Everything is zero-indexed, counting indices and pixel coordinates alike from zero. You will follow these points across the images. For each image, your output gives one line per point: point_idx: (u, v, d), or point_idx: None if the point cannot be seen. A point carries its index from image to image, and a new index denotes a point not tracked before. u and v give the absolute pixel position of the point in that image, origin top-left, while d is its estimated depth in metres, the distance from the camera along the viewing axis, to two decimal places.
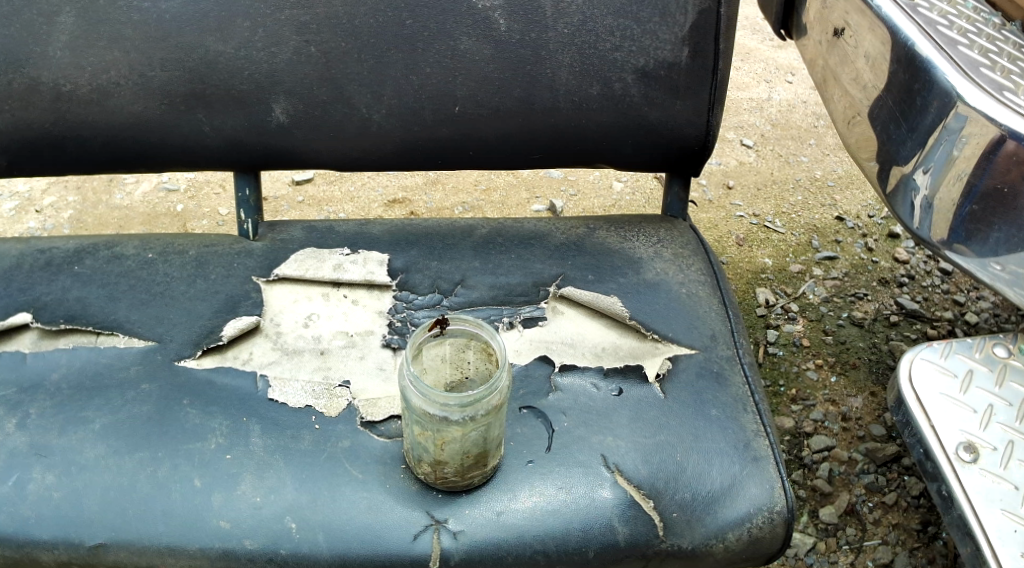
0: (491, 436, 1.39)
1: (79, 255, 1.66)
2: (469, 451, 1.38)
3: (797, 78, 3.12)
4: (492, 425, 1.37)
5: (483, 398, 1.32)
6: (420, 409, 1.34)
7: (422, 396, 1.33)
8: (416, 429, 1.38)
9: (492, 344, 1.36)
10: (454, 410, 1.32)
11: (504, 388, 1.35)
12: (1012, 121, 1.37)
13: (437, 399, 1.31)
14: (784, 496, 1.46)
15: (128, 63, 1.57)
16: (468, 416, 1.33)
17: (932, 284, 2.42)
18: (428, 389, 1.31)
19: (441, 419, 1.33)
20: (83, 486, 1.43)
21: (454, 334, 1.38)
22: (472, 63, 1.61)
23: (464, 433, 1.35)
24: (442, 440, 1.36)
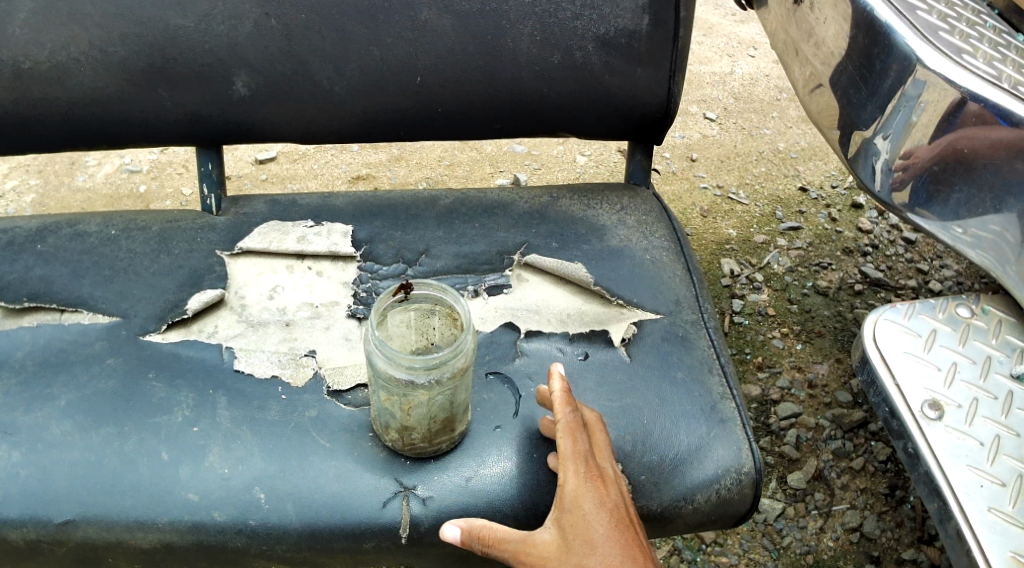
0: (457, 401, 1.40)
1: (41, 234, 1.64)
2: (436, 416, 1.39)
3: (759, 52, 3.13)
4: (459, 390, 1.38)
5: (449, 361, 1.32)
6: (385, 373, 1.34)
7: (388, 360, 1.32)
8: (382, 394, 1.38)
9: (456, 308, 1.36)
10: (420, 373, 1.32)
11: (470, 352, 1.35)
12: (971, 83, 1.39)
13: (403, 362, 1.30)
14: (751, 458, 1.48)
15: (88, 38, 1.56)
16: (434, 379, 1.33)
17: (896, 253, 2.45)
18: (393, 351, 1.30)
19: (407, 384, 1.33)
20: (49, 462, 1.42)
21: (419, 298, 1.38)
22: (432, 33, 1.61)
23: (430, 397, 1.36)
24: (408, 405, 1.37)
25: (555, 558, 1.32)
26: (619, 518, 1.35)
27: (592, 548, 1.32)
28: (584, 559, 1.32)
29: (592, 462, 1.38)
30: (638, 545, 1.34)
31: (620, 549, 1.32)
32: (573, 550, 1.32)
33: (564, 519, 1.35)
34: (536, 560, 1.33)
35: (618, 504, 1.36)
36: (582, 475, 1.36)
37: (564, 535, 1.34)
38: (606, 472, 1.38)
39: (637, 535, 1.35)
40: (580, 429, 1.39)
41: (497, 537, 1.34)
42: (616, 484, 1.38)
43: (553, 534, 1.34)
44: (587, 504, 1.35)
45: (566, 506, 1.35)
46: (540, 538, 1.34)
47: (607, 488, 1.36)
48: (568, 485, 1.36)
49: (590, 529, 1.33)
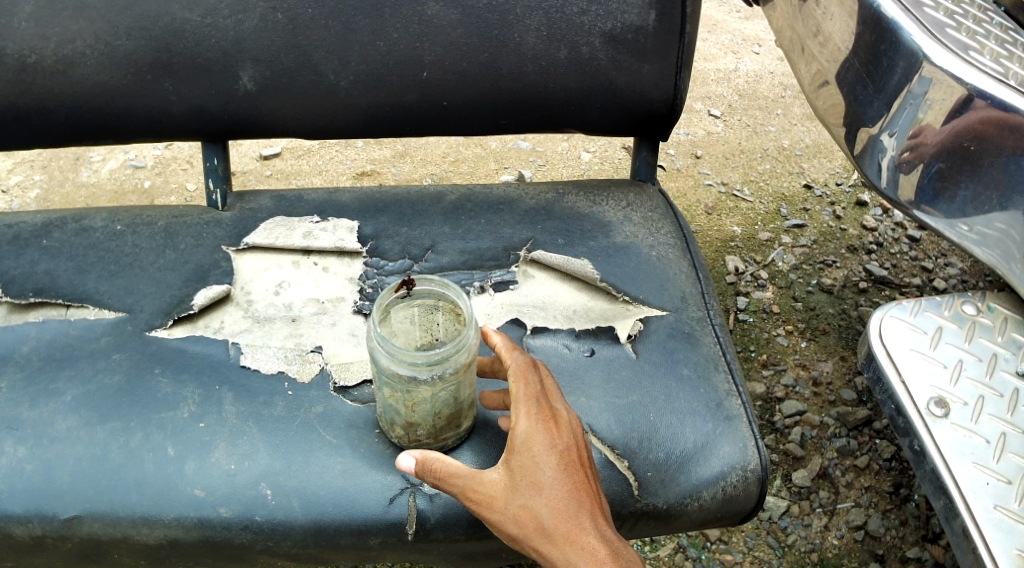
0: (462, 397, 1.39)
1: (46, 229, 1.64)
2: (440, 411, 1.39)
3: (763, 49, 3.13)
4: (463, 386, 1.38)
5: (451, 356, 1.31)
6: (388, 369, 1.33)
7: (390, 357, 1.31)
8: (385, 391, 1.38)
9: (459, 303, 1.36)
10: (423, 370, 1.31)
11: (473, 348, 1.34)
12: (978, 79, 1.38)
13: (405, 358, 1.30)
14: (757, 455, 1.47)
15: (94, 32, 1.56)
16: (437, 375, 1.33)
17: (900, 252, 2.45)
18: (396, 348, 1.29)
19: (411, 380, 1.33)
20: (54, 458, 1.41)
21: (421, 293, 1.37)
22: (438, 28, 1.60)
23: (434, 393, 1.35)
24: (412, 401, 1.37)
25: (502, 498, 1.31)
26: (569, 460, 1.32)
27: (539, 490, 1.30)
28: (529, 501, 1.30)
29: (544, 404, 1.35)
30: (586, 487, 1.32)
31: (567, 492, 1.30)
32: (520, 491, 1.30)
33: (513, 459, 1.32)
34: (483, 498, 1.31)
35: (569, 446, 1.33)
36: (533, 416, 1.33)
37: (512, 475, 1.31)
38: (559, 413, 1.35)
39: (587, 477, 1.33)
40: (531, 371, 1.37)
41: (447, 472, 1.33)
42: (569, 426, 1.35)
43: (501, 474, 1.32)
44: (538, 446, 1.31)
45: (517, 448, 1.32)
46: (488, 476, 1.32)
47: (559, 430, 1.33)
48: (518, 426, 1.32)
49: (539, 471, 1.31)
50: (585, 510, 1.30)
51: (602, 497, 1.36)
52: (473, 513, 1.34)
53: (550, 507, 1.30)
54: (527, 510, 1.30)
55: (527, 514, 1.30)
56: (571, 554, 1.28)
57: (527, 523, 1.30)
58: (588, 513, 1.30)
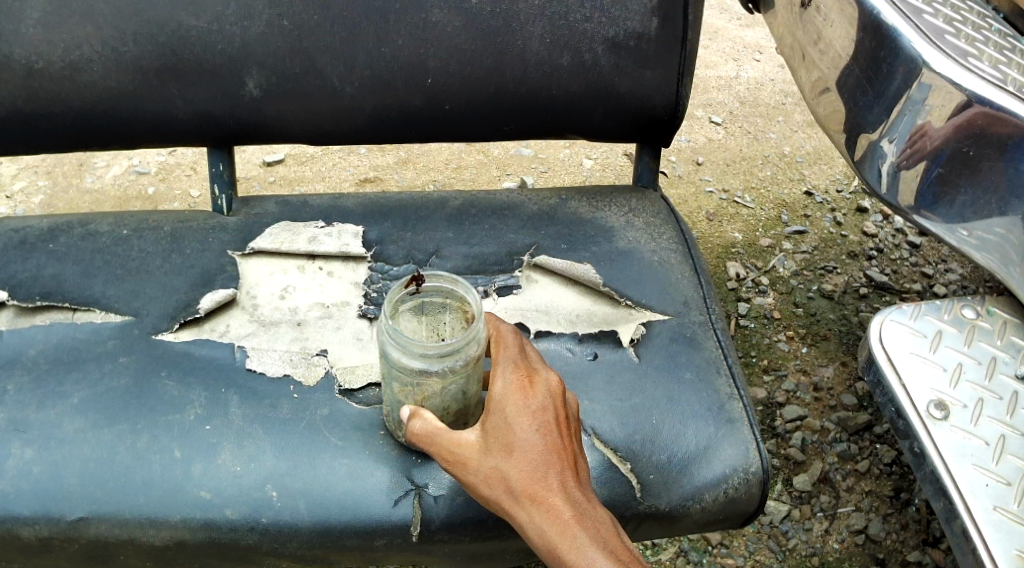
0: (470, 392, 1.41)
1: (53, 233, 1.66)
2: (450, 406, 1.40)
3: (764, 56, 3.15)
4: (471, 380, 1.39)
5: (461, 348, 1.33)
6: (397, 362, 1.34)
7: (400, 349, 1.33)
8: (396, 386, 1.39)
9: (467, 298, 1.37)
10: (434, 361, 1.32)
11: (482, 340, 1.36)
12: (977, 86, 1.40)
13: (415, 350, 1.31)
14: (759, 457, 1.48)
15: (101, 38, 1.57)
16: (446, 368, 1.34)
17: (901, 258, 2.46)
18: (407, 340, 1.31)
19: (421, 372, 1.34)
20: (62, 459, 1.43)
21: (429, 289, 1.39)
22: (443, 34, 1.62)
23: (443, 385, 1.37)
24: (423, 395, 1.38)
25: (475, 458, 1.33)
26: (542, 422, 1.33)
27: (510, 453, 1.31)
28: (500, 463, 1.31)
29: (522, 366, 1.37)
30: (560, 449, 1.33)
31: (537, 454, 1.31)
32: (492, 452, 1.32)
33: (487, 421, 1.33)
34: (459, 459, 1.34)
35: (543, 407, 1.34)
36: (508, 378, 1.35)
37: (486, 436, 1.33)
38: (537, 375, 1.36)
39: (562, 437, 1.33)
40: (511, 336, 1.40)
41: (426, 432, 1.36)
42: (546, 387, 1.35)
43: (476, 436, 1.34)
44: (511, 407, 1.33)
45: (491, 410, 1.34)
46: (464, 437, 1.34)
47: (534, 391, 1.34)
48: (495, 387, 1.35)
49: (510, 433, 1.32)
50: (554, 472, 1.31)
51: (581, 458, 1.36)
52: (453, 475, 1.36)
53: (519, 469, 1.31)
54: (498, 471, 1.31)
55: (497, 476, 1.31)
56: (537, 515, 1.29)
57: (497, 484, 1.32)
58: (557, 474, 1.31)
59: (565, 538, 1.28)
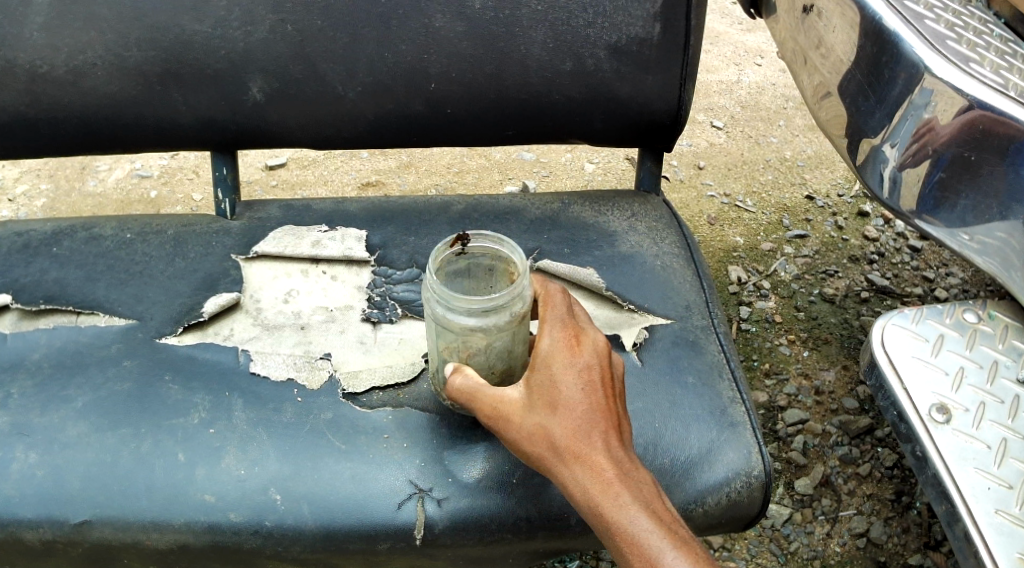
0: (516, 354, 1.41)
1: (57, 237, 1.66)
2: (495, 366, 1.41)
3: (765, 61, 3.16)
4: (517, 340, 1.39)
5: (506, 304, 1.33)
6: (443, 318, 1.36)
7: (445, 305, 1.34)
8: (441, 344, 1.40)
9: (512, 257, 1.39)
10: (478, 318, 1.33)
11: (528, 299, 1.37)
12: (978, 90, 1.40)
13: (460, 305, 1.32)
14: (761, 461, 1.48)
15: (105, 43, 1.58)
16: (491, 324, 1.35)
17: (902, 261, 2.47)
18: (451, 295, 1.32)
19: (466, 328, 1.35)
20: (66, 462, 1.43)
21: (476, 249, 1.41)
22: (447, 40, 1.62)
23: (488, 343, 1.37)
24: (467, 352, 1.39)
25: (518, 415, 1.33)
26: (587, 380, 1.32)
27: (554, 410, 1.31)
28: (544, 420, 1.31)
29: (570, 324, 1.36)
30: (606, 408, 1.32)
31: (582, 412, 1.31)
32: (536, 409, 1.32)
33: (532, 377, 1.33)
34: (502, 415, 1.34)
35: (590, 365, 1.33)
36: (555, 335, 1.35)
37: (531, 393, 1.33)
38: (584, 334, 1.36)
39: (608, 396, 1.33)
40: (559, 295, 1.39)
41: (466, 388, 1.36)
42: (594, 346, 1.35)
43: (520, 393, 1.34)
44: (557, 365, 1.33)
45: (537, 366, 1.33)
46: (508, 394, 1.34)
47: (581, 349, 1.34)
48: (541, 344, 1.34)
49: (555, 390, 1.32)
50: (598, 430, 1.31)
51: (625, 417, 1.35)
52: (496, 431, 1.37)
53: (563, 426, 1.30)
54: (541, 428, 1.31)
55: (541, 433, 1.31)
56: (579, 473, 1.29)
57: (541, 441, 1.31)
58: (602, 433, 1.30)
59: (607, 498, 1.28)
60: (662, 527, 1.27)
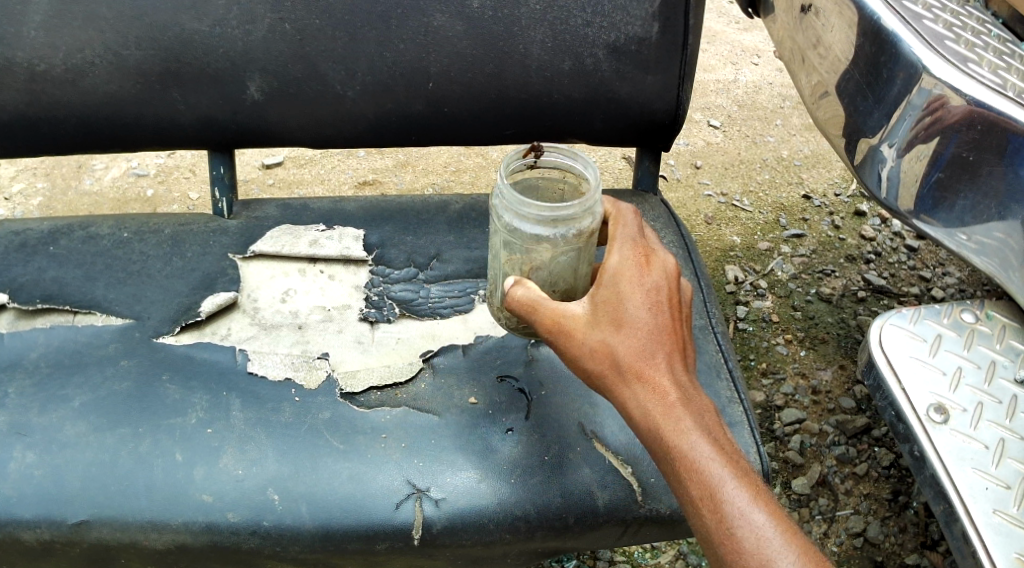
0: (580, 273, 1.41)
1: (54, 236, 1.65)
2: (557, 283, 1.41)
3: (762, 60, 3.16)
4: (583, 258, 1.39)
5: (576, 216, 1.34)
6: (509, 226, 1.36)
7: (513, 212, 1.35)
8: (504, 257, 1.40)
9: (585, 173, 1.39)
10: (545, 227, 1.33)
11: (598, 216, 1.37)
12: (977, 90, 1.39)
13: (528, 211, 1.33)
14: (759, 461, 1.48)
15: (104, 42, 1.57)
16: (558, 237, 1.35)
17: (899, 261, 2.47)
18: (521, 200, 1.33)
19: (532, 237, 1.35)
20: (64, 462, 1.42)
21: (547, 164, 1.42)
22: (447, 39, 1.62)
23: (553, 257, 1.37)
24: (529, 267, 1.39)
25: (582, 330, 1.33)
26: (655, 300, 1.33)
27: (619, 327, 1.32)
28: (608, 336, 1.32)
29: (641, 245, 1.38)
30: (672, 330, 1.33)
31: (648, 330, 1.32)
32: (600, 326, 1.33)
33: (599, 293, 1.34)
34: (564, 330, 1.33)
35: (658, 285, 1.34)
36: (625, 254, 1.36)
37: (595, 309, 1.34)
38: (653, 256, 1.37)
39: (673, 319, 1.34)
40: (630, 216, 1.42)
41: (526, 300, 1.35)
42: (662, 268, 1.36)
43: (585, 308, 1.34)
44: (625, 283, 1.34)
45: (604, 282, 1.34)
46: (571, 309, 1.34)
47: (650, 270, 1.35)
48: (611, 260, 1.35)
49: (621, 308, 1.32)
50: (663, 350, 1.32)
51: (687, 344, 1.36)
52: (553, 347, 1.36)
53: (628, 343, 1.31)
54: (605, 344, 1.32)
55: (604, 349, 1.32)
56: (640, 392, 1.30)
57: (603, 358, 1.32)
58: (666, 353, 1.32)
59: (668, 419, 1.29)
60: (721, 452, 1.27)
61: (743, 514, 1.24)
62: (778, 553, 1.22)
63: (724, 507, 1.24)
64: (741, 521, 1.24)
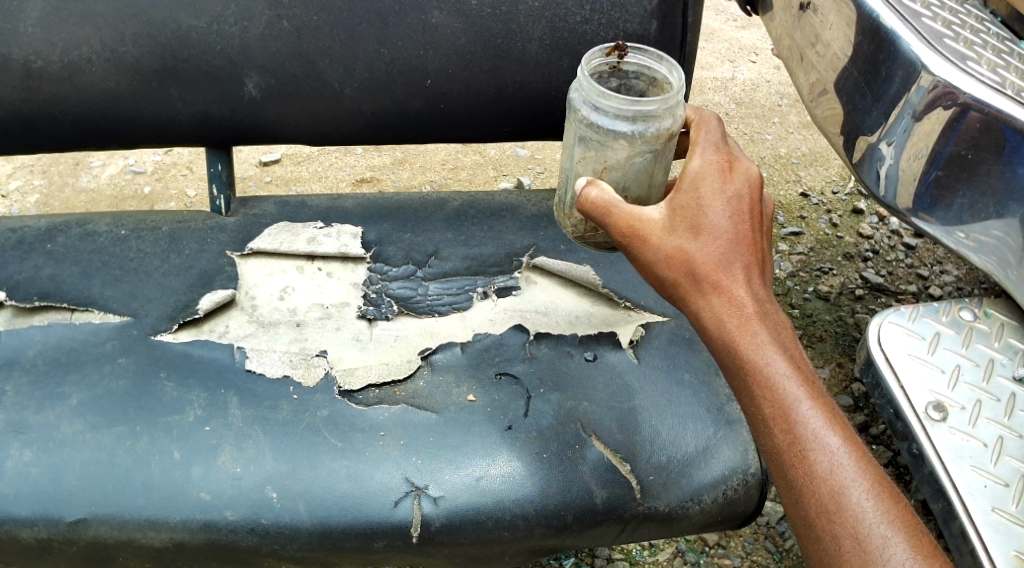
0: (653, 177, 1.42)
1: (51, 233, 1.65)
2: (630, 186, 1.42)
3: (760, 57, 3.16)
4: (657, 163, 1.40)
5: (657, 114, 1.34)
6: (587, 121, 1.37)
7: (592, 106, 1.36)
8: (580, 153, 1.42)
9: (668, 77, 1.40)
10: (625, 122, 1.34)
11: (680, 118, 1.38)
12: (975, 89, 1.39)
13: (609, 105, 1.34)
14: (758, 459, 1.47)
15: (100, 39, 1.56)
16: (636, 134, 1.35)
17: (896, 259, 2.47)
18: (602, 93, 1.33)
19: (609, 132, 1.36)
20: (61, 461, 1.42)
21: (631, 67, 1.43)
22: (444, 37, 1.61)
23: (629, 156, 1.38)
24: (604, 166, 1.40)
25: (658, 236, 1.31)
26: (737, 207, 1.30)
27: (697, 234, 1.29)
28: (685, 243, 1.29)
29: (726, 153, 1.34)
30: (753, 241, 1.30)
31: (728, 239, 1.29)
32: (677, 232, 1.30)
33: (677, 198, 1.32)
34: (639, 234, 1.31)
35: (740, 193, 1.31)
36: (707, 159, 1.33)
37: (673, 216, 1.31)
38: (737, 163, 1.34)
39: (754, 228, 1.31)
40: (715, 124, 1.40)
41: (602, 201, 1.34)
42: (746, 176, 1.33)
43: (661, 214, 1.32)
44: (706, 188, 1.31)
45: (684, 188, 1.32)
46: (648, 214, 1.32)
47: (733, 176, 1.32)
48: (693, 164, 1.33)
49: (701, 214, 1.29)
50: (742, 260, 1.29)
51: (767, 254, 1.33)
52: (627, 251, 1.34)
53: (705, 251, 1.28)
54: (681, 251, 1.29)
55: (680, 256, 1.29)
56: (717, 304, 1.28)
57: (678, 265, 1.29)
58: (745, 264, 1.29)
59: (743, 332, 1.26)
60: (798, 371, 1.26)
61: (818, 437, 1.22)
62: (852, 481, 1.21)
63: (798, 429, 1.23)
64: (815, 445, 1.22)
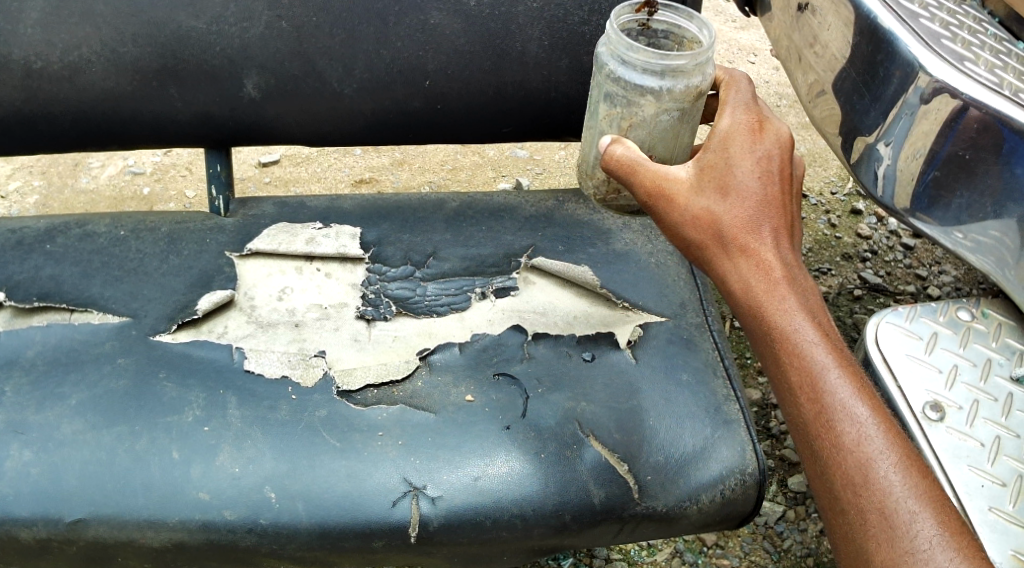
0: (678, 136, 1.43)
1: (50, 234, 1.65)
2: (654, 144, 1.43)
3: (759, 58, 3.17)
4: (682, 123, 1.41)
5: (687, 70, 1.35)
6: (615, 77, 1.38)
7: (621, 61, 1.37)
8: (605, 110, 1.43)
9: (698, 35, 1.41)
10: (653, 77, 1.35)
11: (709, 76, 1.39)
12: (972, 90, 1.39)
13: (638, 60, 1.35)
14: (756, 459, 1.48)
15: (100, 38, 1.57)
16: (664, 91, 1.37)
17: (895, 259, 2.48)
18: (633, 47, 1.34)
19: (637, 88, 1.37)
20: (60, 460, 1.42)
21: (660, 25, 1.43)
22: (444, 37, 1.62)
23: (655, 113, 1.39)
24: (630, 122, 1.41)
25: (685, 195, 1.32)
26: (766, 169, 1.32)
27: (726, 196, 1.31)
28: (713, 204, 1.31)
29: (755, 114, 1.36)
30: (781, 205, 1.32)
31: (757, 201, 1.30)
32: (704, 192, 1.32)
33: (705, 156, 1.33)
34: (665, 193, 1.32)
35: (770, 154, 1.33)
36: (737, 118, 1.35)
37: (701, 175, 1.33)
38: (766, 124, 1.35)
39: (783, 191, 1.33)
40: (743, 83, 1.40)
41: (626, 160, 1.33)
42: (776, 136, 1.34)
43: (689, 174, 1.33)
44: (735, 148, 1.32)
45: (713, 147, 1.33)
46: (674, 173, 1.33)
47: (763, 137, 1.34)
48: (722, 123, 1.35)
49: (730, 174, 1.31)
50: (771, 223, 1.30)
51: (795, 220, 1.35)
52: (650, 209, 1.35)
53: (734, 212, 1.30)
54: (708, 213, 1.31)
55: (707, 218, 1.31)
56: (744, 266, 1.30)
57: (705, 226, 1.31)
58: (772, 226, 1.30)
59: (770, 297, 1.29)
60: (825, 340, 1.28)
61: (845, 407, 1.25)
62: (879, 453, 1.23)
63: (825, 396, 1.25)
64: (842, 414, 1.24)
